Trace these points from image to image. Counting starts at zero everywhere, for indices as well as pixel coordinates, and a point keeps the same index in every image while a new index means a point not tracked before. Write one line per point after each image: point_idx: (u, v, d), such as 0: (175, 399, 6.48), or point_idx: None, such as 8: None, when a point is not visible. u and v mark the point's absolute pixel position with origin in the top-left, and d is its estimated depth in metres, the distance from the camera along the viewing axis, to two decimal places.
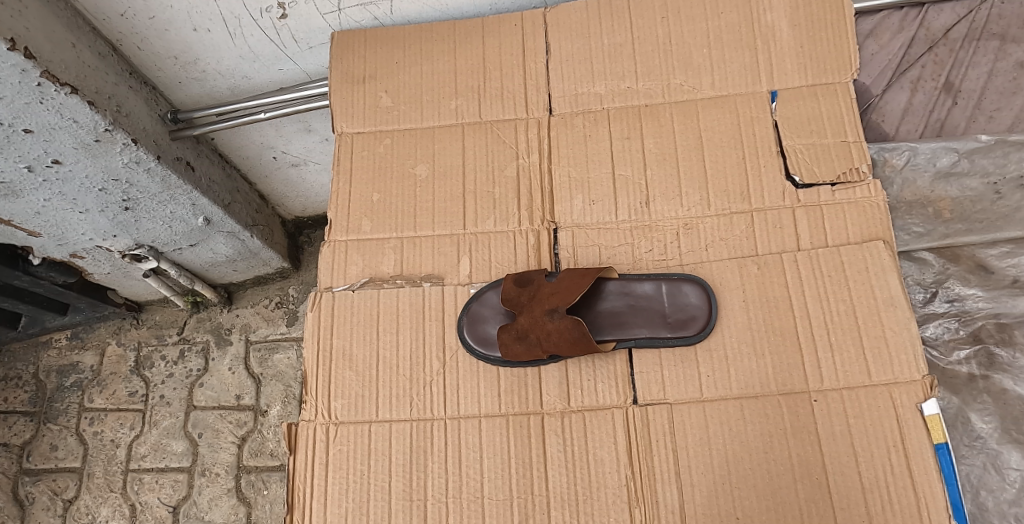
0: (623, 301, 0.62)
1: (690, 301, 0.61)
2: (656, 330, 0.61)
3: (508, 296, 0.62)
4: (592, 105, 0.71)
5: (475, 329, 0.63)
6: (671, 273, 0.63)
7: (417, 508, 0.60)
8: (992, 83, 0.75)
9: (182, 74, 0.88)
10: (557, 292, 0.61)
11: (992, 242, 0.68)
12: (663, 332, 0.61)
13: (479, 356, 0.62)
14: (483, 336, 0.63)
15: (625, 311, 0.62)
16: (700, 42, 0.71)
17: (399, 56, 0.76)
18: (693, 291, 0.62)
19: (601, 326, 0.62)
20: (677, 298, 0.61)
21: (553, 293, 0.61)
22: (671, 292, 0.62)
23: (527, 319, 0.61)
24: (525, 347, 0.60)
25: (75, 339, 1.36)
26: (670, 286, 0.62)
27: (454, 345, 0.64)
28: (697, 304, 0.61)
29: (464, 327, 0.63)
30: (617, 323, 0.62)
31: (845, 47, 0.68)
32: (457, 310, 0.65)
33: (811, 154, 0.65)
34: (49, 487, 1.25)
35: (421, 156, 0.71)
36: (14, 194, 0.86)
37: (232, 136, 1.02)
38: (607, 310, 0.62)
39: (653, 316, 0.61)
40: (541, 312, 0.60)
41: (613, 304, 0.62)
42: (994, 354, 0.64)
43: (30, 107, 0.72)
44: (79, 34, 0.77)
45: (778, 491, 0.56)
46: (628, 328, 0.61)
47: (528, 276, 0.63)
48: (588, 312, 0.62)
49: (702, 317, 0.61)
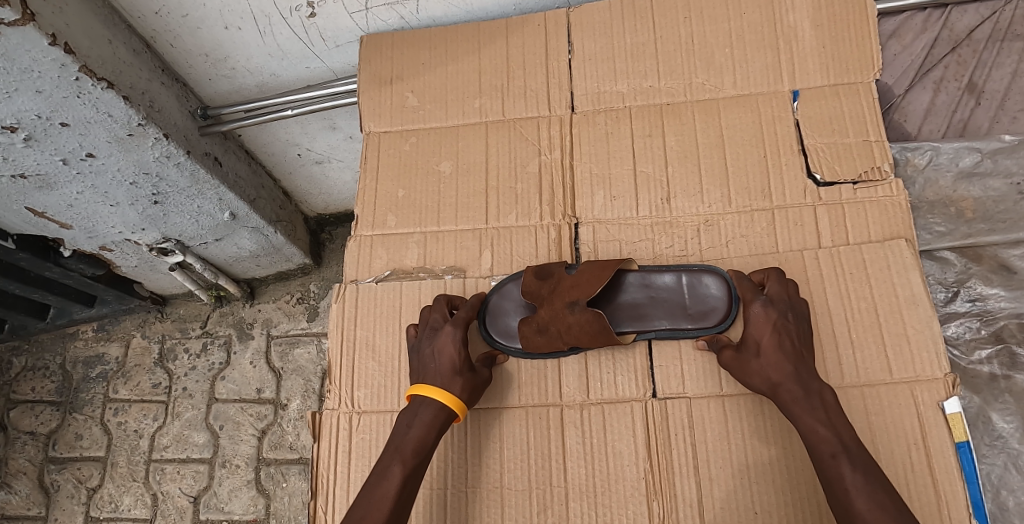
0: (643, 294, 0.63)
1: (711, 293, 0.62)
2: (677, 322, 0.62)
3: (529, 288, 0.63)
4: (615, 103, 0.71)
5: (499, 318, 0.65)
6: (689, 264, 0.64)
7: (437, 497, 0.61)
8: (1016, 84, 0.74)
9: (213, 70, 0.91)
10: (578, 285, 0.61)
11: (1015, 242, 0.67)
12: (685, 324, 0.62)
13: (499, 346, 0.64)
14: (505, 329, 0.64)
15: (645, 303, 0.62)
16: (722, 41, 0.71)
17: (425, 56, 0.77)
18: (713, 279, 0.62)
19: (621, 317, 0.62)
20: (698, 289, 0.62)
21: (573, 286, 0.61)
22: (692, 283, 0.62)
23: (547, 312, 0.61)
24: (546, 339, 0.61)
25: (101, 331, 1.40)
26: (690, 278, 0.63)
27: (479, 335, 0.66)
28: (718, 295, 0.62)
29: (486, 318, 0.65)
30: (637, 315, 0.62)
31: (869, 46, 0.68)
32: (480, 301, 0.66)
33: (833, 153, 0.66)
34: (74, 476, 1.29)
35: (445, 154, 0.73)
36: (48, 186, 0.89)
37: (259, 132, 1.04)
38: (628, 302, 0.63)
39: (673, 308, 0.62)
40: (561, 305, 0.61)
41: (633, 296, 0.63)
42: (1016, 354, 0.64)
43: (68, 101, 0.75)
44: (116, 30, 0.79)
45: (797, 486, 0.56)
46: (647, 319, 0.62)
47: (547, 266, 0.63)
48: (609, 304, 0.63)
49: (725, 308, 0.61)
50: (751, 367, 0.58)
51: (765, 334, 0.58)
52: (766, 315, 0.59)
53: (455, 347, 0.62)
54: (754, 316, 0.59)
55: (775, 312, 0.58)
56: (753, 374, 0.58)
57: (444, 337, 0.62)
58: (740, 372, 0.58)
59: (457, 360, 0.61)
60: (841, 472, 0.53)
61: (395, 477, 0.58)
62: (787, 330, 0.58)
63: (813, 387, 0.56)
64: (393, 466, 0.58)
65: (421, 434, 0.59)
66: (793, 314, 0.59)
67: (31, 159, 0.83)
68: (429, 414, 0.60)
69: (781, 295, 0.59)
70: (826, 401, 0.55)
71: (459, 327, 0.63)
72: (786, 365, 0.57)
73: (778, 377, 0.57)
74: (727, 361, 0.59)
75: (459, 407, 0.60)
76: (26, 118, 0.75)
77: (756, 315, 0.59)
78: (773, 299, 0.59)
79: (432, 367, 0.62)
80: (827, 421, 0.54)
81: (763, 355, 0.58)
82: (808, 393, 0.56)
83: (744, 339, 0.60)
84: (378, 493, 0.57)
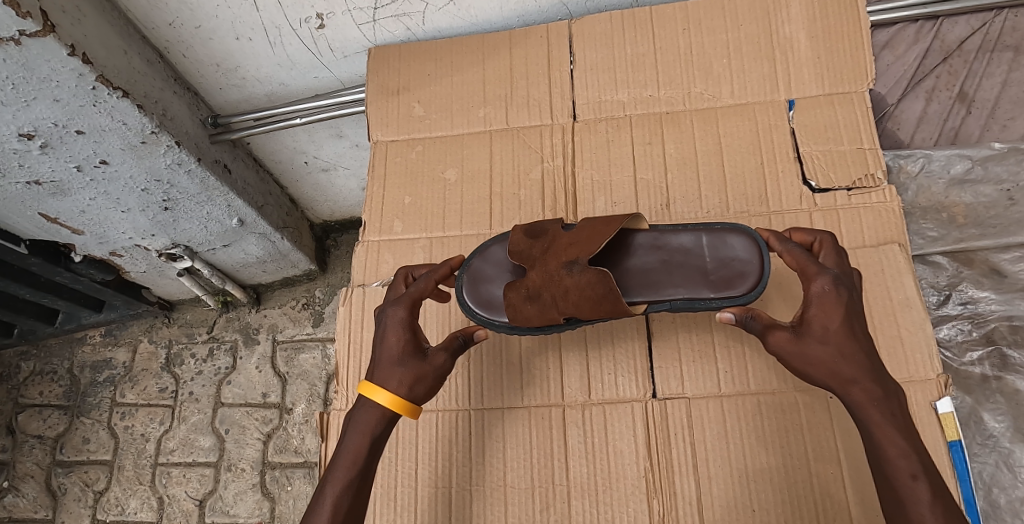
0: (656, 258, 0.62)
1: (736, 255, 0.61)
2: (697, 289, 0.61)
3: (521, 251, 0.61)
4: (615, 112, 0.73)
5: (479, 287, 0.64)
6: (712, 223, 0.63)
7: (442, 495, 0.63)
8: (1007, 93, 0.77)
9: (224, 80, 0.93)
10: (576, 245, 0.59)
11: (1005, 247, 0.69)
12: (705, 291, 0.61)
13: (479, 319, 0.63)
14: (491, 299, 0.63)
15: (658, 268, 0.62)
16: (720, 52, 0.73)
17: (431, 68, 0.79)
18: (737, 236, 0.62)
19: (633, 284, 0.61)
20: (721, 252, 0.61)
21: (569, 244, 0.60)
22: (714, 245, 0.62)
23: (539, 277, 0.60)
24: (538, 308, 0.59)
25: (109, 336, 1.41)
26: (712, 240, 0.62)
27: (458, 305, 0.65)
28: (744, 258, 0.61)
29: (465, 288, 0.64)
30: (649, 283, 0.61)
31: (862, 57, 0.70)
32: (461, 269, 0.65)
33: (827, 160, 0.67)
34: (81, 479, 1.30)
35: (450, 161, 0.75)
36: (62, 192, 0.91)
37: (267, 139, 1.06)
38: (638, 267, 0.62)
39: (692, 274, 0.61)
40: (557, 266, 0.59)
41: (645, 261, 0.62)
42: (1007, 356, 0.67)
43: (84, 109, 0.77)
44: (131, 41, 0.82)
45: (794, 484, 0.58)
46: (662, 286, 0.61)
47: (538, 227, 0.63)
48: (618, 271, 0.62)
49: (755, 272, 0.60)
50: (818, 356, 0.54)
51: (832, 318, 0.54)
52: (836, 296, 0.55)
53: (399, 337, 0.60)
54: (820, 295, 0.55)
55: (845, 293, 0.55)
56: (821, 364, 0.54)
57: (392, 323, 0.60)
58: (800, 358, 0.55)
59: (399, 351, 0.59)
60: (907, 485, 0.50)
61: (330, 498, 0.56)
62: (855, 314, 0.55)
63: (891, 388, 0.53)
64: (331, 485, 0.56)
65: (358, 442, 0.57)
66: (856, 292, 0.56)
67: (47, 166, 0.85)
68: (368, 417, 0.58)
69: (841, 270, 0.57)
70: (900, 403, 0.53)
71: (404, 314, 0.61)
72: (859, 358, 0.53)
73: (853, 372, 0.53)
74: (788, 345, 0.55)
75: (404, 404, 0.58)
76: (43, 126, 0.77)
77: (822, 296, 0.55)
78: (838, 277, 0.55)
79: (374, 363, 0.60)
80: (907, 431, 0.52)
81: (828, 341, 0.54)
82: (886, 394, 0.53)
83: (804, 319, 0.55)
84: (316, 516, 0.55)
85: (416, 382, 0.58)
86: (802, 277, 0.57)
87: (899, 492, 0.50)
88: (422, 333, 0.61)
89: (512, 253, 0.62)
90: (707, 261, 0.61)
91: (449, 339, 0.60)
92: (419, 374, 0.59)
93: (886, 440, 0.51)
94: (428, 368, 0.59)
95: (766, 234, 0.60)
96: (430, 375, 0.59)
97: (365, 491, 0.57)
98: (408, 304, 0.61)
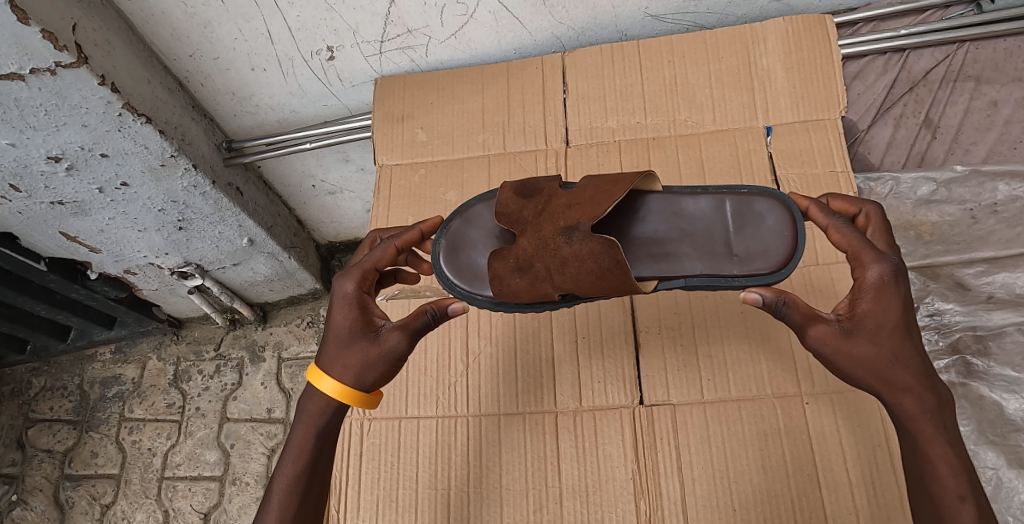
0: (670, 227, 0.61)
1: (767, 224, 0.60)
2: (719, 265, 0.60)
3: (518, 218, 0.60)
4: (606, 137, 0.79)
5: (461, 256, 0.64)
6: (739, 189, 0.62)
7: (442, 496, 0.66)
8: (968, 120, 0.82)
9: (238, 107, 0.99)
10: (577, 207, 0.58)
11: (968, 262, 0.77)
12: (728, 268, 0.60)
13: (458, 292, 0.64)
14: (477, 274, 0.63)
15: (671, 239, 0.61)
16: (703, 83, 0.78)
17: (434, 97, 0.85)
18: (766, 206, 0.60)
19: (643, 255, 0.61)
20: (745, 220, 0.61)
21: (569, 207, 0.58)
22: (740, 213, 0.61)
23: (531, 245, 0.58)
24: (527, 281, 0.58)
25: (119, 353, 1.45)
26: (736, 209, 0.61)
27: (438, 276, 0.64)
28: (772, 228, 0.60)
29: (443, 259, 0.64)
30: (661, 254, 0.60)
31: (835, 86, 0.75)
32: (444, 234, 0.65)
33: (803, 183, 0.72)
34: (89, 492, 1.33)
35: (451, 184, 0.80)
36: (83, 212, 0.96)
37: (278, 163, 1.12)
38: (651, 237, 0.61)
39: (716, 247, 0.60)
40: (553, 233, 0.58)
41: (659, 230, 0.61)
42: (971, 363, 0.74)
43: (110, 134, 0.82)
44: (154, 71, 0.87)
45: (771, 485, 0.61)
46: (677, 259, 0.60)
47: (532, 189, 0.61)
48: (624, 246, 0.61)
49: (783, 248, 0.59)
50: (869, 357, 0.52)
51: (887, 313, 0.52)
52: (892, 287, 0.53)
53: (347, 316, 0.60)
54: (877, 284, 0.53)
55: (902, 285, 0.53)
56: (872, 366, 0.52)
57: (341, 301, 0.61)
58: (848, 358, 0.53)
59: (347, 332, 0.60)
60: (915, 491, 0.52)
61: (278, 493, 0.59)
62: (910, 312, 0.53)
63: (942, 397, 0.53)
64: (279, 481, 0.59)
65: (302, 435, 0.60)
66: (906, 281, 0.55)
67: (71, 187, 0.90)
68: (314, 408, 0.60)
69: (887, 247, 0.57)
70: (951, 415, 0.53)
71: (352, 289, 0.62)
72: (913, 364, 0.52)
73: (907, 381, 0.52)
74: (836, 342, 0.53)
75: (351, 391, 0.60)
76: (71, 149, 0.83)
77: (877, 287, 0.53)
78: (895, 268, 0.53)
79: (323, 345, 0.61)
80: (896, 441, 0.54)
81: (880, 342, 0.53)
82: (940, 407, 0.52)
83: (855, 314, 0.53)
84: (266, 509, 0.58)
85: (364, 367, 0.59)
86: (854, 261, 0.55)
87: (940, 512, 0.51)
88: (372, 309, 0.62)
89: (502, 217, 0.60)
90: (731, 232, 0.61)
91: (418, 313, 0.60)
92: (368, 358, 0.59)
93: (938, 458, 0.51)
94: (376, 351, 0.59)
95: (806, 204, 0.59)
96: (379, 358, 0.59)
97: (313, 485, 0.60)
98: (357, 278, 0.62)
